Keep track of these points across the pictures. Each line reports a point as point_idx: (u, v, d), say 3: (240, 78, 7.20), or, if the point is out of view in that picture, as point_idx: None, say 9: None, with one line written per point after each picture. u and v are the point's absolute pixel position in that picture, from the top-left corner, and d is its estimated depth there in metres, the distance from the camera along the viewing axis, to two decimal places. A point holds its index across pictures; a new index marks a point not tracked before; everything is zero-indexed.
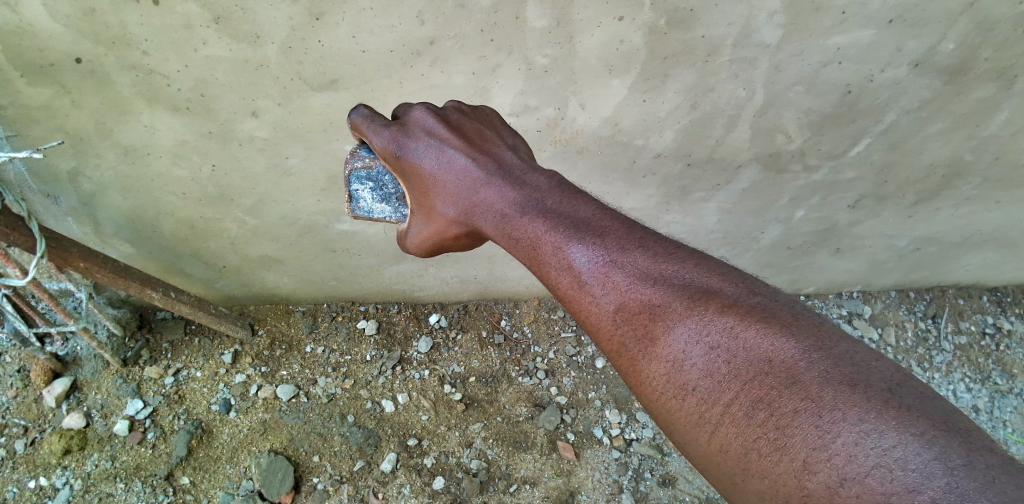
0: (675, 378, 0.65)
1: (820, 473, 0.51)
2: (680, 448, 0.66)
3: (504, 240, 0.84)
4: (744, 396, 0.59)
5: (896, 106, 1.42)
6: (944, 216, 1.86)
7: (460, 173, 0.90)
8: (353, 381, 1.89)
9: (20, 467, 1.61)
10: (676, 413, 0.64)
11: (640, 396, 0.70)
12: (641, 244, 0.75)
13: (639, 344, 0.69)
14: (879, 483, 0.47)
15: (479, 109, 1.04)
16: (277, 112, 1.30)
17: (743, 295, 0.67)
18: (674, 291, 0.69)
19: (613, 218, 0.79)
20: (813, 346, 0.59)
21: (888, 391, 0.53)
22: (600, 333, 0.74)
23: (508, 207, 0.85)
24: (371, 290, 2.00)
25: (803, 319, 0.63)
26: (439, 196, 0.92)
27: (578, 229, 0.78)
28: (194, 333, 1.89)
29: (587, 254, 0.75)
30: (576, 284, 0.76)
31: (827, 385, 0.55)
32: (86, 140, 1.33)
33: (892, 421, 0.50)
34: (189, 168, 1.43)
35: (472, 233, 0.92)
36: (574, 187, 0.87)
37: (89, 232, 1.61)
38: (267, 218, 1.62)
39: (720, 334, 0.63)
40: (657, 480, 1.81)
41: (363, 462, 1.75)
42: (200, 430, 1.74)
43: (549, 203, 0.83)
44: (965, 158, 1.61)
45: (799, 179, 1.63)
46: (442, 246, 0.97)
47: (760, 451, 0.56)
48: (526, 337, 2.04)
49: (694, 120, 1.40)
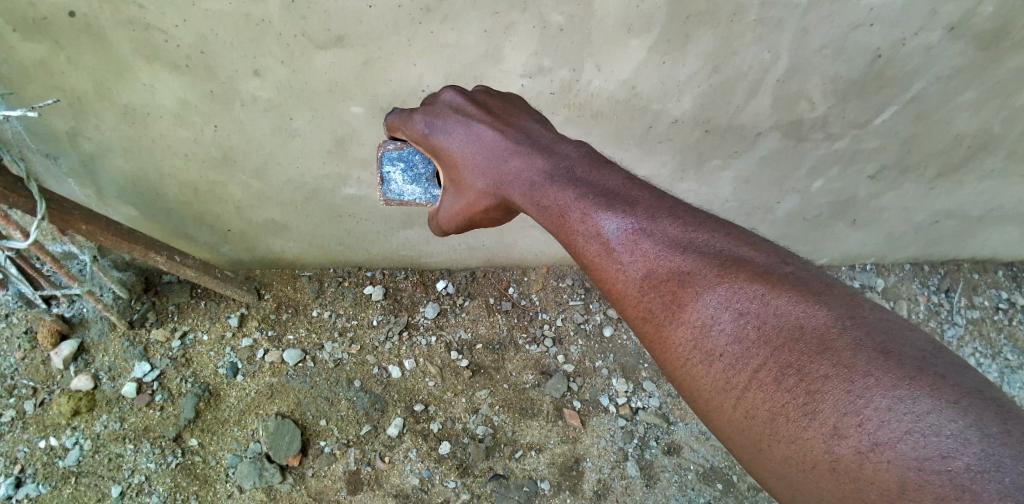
0: (702, 344, 0.63)
1: (850, 439, 0.49)
2: (704, 416, 0.64)
3: (531, 207, 0.82)
4: (773, 363, 0.56)
5: (928, 73, 1.34)
6: (968, 190, 1.79)
7: (487, 144, 0.87)
8: (360, 346, 1.89)
9: (30, 428, 1.62)
10: (701, 380, 0.62)
11: (663, 363, 0.68)
12: (670, 210, 0.72)
13: (665, 310, 0.67)
14: (911, 448, 0.46)
15: (507, 95, 1.04)
16: (281, 72, 1.24)
17: (776, 262, 0.64)
18: (702, 257, 0.66)
19: (641, 185, 0.77)
20: (848, 314, 0.56)
21: (924, 359, 0.51)
22: (625, 301, 0.72)
23: (536, 174, 0.82)
24: (378, 256, 1.97)
25: (835, 286, 0.61)
26: (467, 168, 0.89)
27: (606, 195, 0.76)
28: (201, 297, 1.88)
29: (613, 220, 0.73)
30: (602, 249, 0.73)
31: (861, 351, 0.52)
32: (83, 100, 1.28)
33: (927, 387, 0.49)
34: (190, 129, 1.38)
35: (500, 206, 0.89)
36: (603, 158, 0.85)
37: (91, 194, 1.58)
38: (272, 182, 1.58)
39: (750, 300, 0.60)
40: (662, 449, 1.81)
41: (370, 427, 1.76)
42: (208, 392, 1.74)
43: (576, 172, 0.81)
44: (994, 129, 1.54)
45: (821, 147, 1.57)
46: (471, 223, 0.94)
47: (789, 418, 0.54)
48: (534, 304, 2.02)
49: (715, 85, 1.34)
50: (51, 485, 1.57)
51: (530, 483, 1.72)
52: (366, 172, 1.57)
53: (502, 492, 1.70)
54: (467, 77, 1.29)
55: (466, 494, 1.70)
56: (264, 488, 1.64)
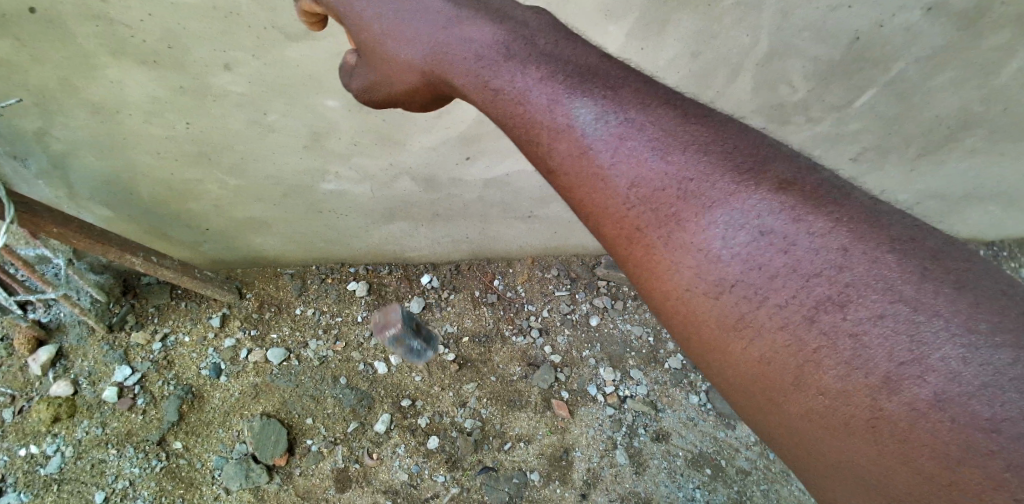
0: (711, 270, 0.58)
1: (904, 392, 0.46)
2: (698, 352, 0.60)
3: (497, 108, 0.74)
4: (809, 297, 0.52)
5: (905, 54, 1.34)
6: (948, 169, 1.80)
7: (438, 21, 0.78)
8: (345, 343, 1.87)
9: (9, 436, 1.59)
10: (708, 308, 0.57)
11: (647, 283, 0.63)
12: (663, 110, 0.67)
13: (661, 226, 0.62)
14: (987, 408, 0.43)
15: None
16: (254, 65, 1.22)
17: (796, 173, 0.60)
18: (710, 168, 0.61)
19: (626, 80, 0.72)
20: (901, 240, 0.53)
21: (1003, 297, 0.48)
22: (605, 215, 0.65)
23: (489, 53, 0.76)
24: (361, 251, 1.96)
25: (880, 206, 0.57)
26: (394, 37, 0.80)
27: (588, 92, 0.70)
28: (181, 298, 1.86)
29: (603, 125, 0.66)
30: (581, 152, 0.67)
31: (926, 286, 0.49)
32: (50, 98, 1.25)
33: (1009, 334, 0.45)
34: (163, 126, 1.36)
35: (428, 85, 0.82)
36: (568, 32, 0.81)
37: (64, 195, 1.55)
38: (250, 178, 1.56)
39: (772, 219, 0.56)
40: (651, 436, 1.81)
41: (357, 423, 1.75)
42: (191, 394, 1.72)
43: (542, 47, 0.76)
44: (972, 109, 1.55)
45: (802, 130, 1.57)
46: (390, 98, 0.87)
47: (821, 360, 0.50)
48: (520, 296, 2.02)
49: (694, 70, 1.33)
50: (32, 493, 1.54)
51: (519, 474, 1.72)
52: (345, 166, 1.55)
53: (492, 485, 1.70)
54: None
55: (456, 488, 1.69)
56: (252, 488, 1.62)
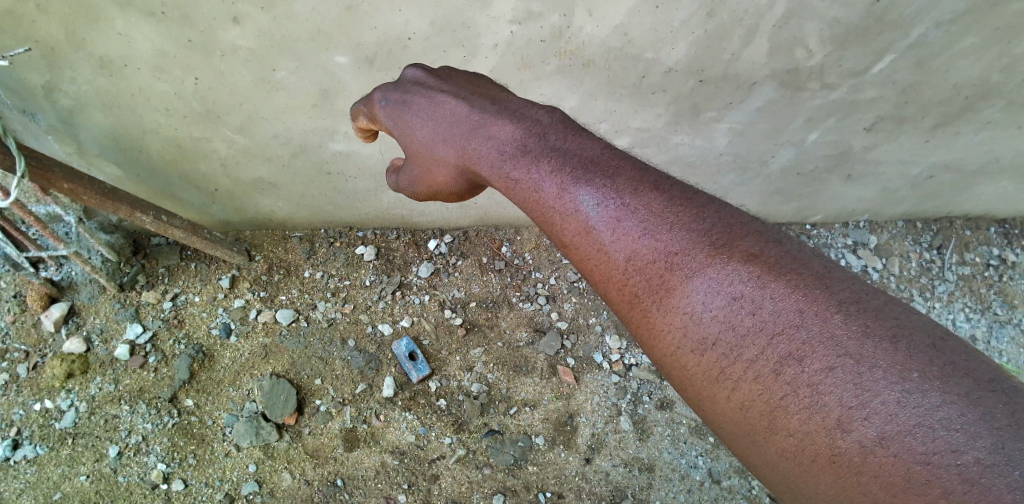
0: (693, 331, 0.65)
1: (854, 432, 0.51)
2: (695, 403, 0.67)
3: (507, 185, 0.85)
4: (771, 353, 0.59)
5: (927, 18, 1.30)
6: (964, 142, 1.76)
7: (454, 115, 0.92)
8: (353, 306, 1.89)
9: (24, 391, 1.62)
10: (694, 367, 0.65)
11: (652, 348, 0.71)
12: (655, 187, 0.75)
13: (653, 294, 0.70)
14: (920, 443, 0.48)
15: (472, 73, 1.11)
16: (261, 18, 1.19)
17: (769, 244, 0.66)
18: (689, 239, 0.69)
19: (624, 160, 0.80)
20: (849, 300, 0.58)
21: (932, 347, 0.53)
22: (610, 283, 0.75)
23: (507, 146, 0.86)
24: (369, 216, 1.96)
25: (836, 270, 0.63)
26: (424, 136, 0.94)
27: (589, 173, 0.79)
28: (191, 259, 1.86)
29: (597, 200, 0.76)
30: (585, 229, 0.76)
31: (868, 341, 0.54)
32: (57, 51, 1.24)
33: (936, 381, 0.51)
34: (171, 82, 1.34)
35: (460, 178, 0.95)
36: (576, 125, 0.88)
37: (73, 152, 1.56)
38: (258, 137, 1.55)
39: (742, 285, 0.63)
40: (655, 404, 1.83)
41: (365, 385, 1.77)
42: (201, 354, 1.74)
43: (552, 141, 0.85)
44: (993, 78, 1.50)
45: (818, 97, 1.54)
46: (432, 190, 0.99)
47: (788, 408, 0.56)
48: (527, 263, 2.01)
49: (710, 31, 1.30)
50: (48, 446, 1.58)
51: (524, 438, 1.75)
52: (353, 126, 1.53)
53: (497, 447, 1.73)
54: (454, 23, 1.26)
55: (461, 449, 1.72)
56: (261, 446, 1.65)
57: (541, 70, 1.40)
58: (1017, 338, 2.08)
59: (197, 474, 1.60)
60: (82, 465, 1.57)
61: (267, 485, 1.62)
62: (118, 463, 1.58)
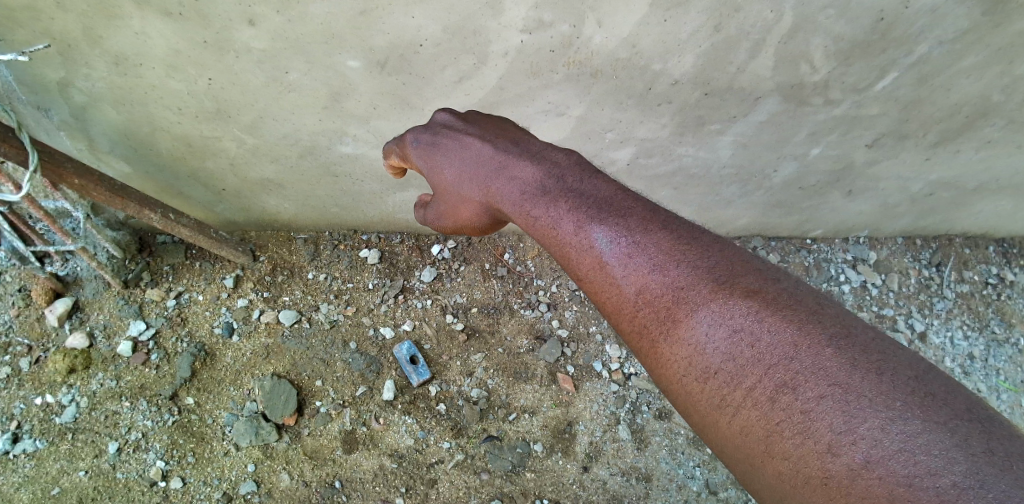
0: (697, 361, 0.69)
1: (843, 456, 0.53)
2: (700, 428, 0.70)
3: (523, 220, 0.90)
4: (767, 382, 0.62)
5: (929, 37, 1.32)
6: (964, 159, 1.78)
7: (477, 155, 0.97)
8: (356, 308, 1.89)
9: (25, 385, 1.63)
10: (698, 395, 0.68)
11: (659, 377, 0.75)
12: (663, 226, 0.79)
13: (661, 326, 0.74)
14: (902, 466, 0.50)
15: (496, 115, 1.15)
16: (277, 20, 1.21)
17: (768, 282, 0.70)
18: (694, 275, 0.73)
19: (635, 200, 0.84)
20: (840, 334, 0.61)
21: (915, 379, 0.56)
22: (622, 314, 0.79)
23: (527, 186, 0.91)
24: (374, 219, 1.97)
25: (829, 307, 0.67)
26: (449, 174, 0.99)
27: (602, 211, 0.83)
28: (195, 257, 1.87)
29: (608, 236, 0.80)
30: (598, 264, 0.80)
31: (856, 372, 0.57)
32: (74, 47, 1.25)
33: (917, 410, 0.53)
34: (184, 80, 1.36)
35: (485, 216, 1.00)
36: (592, 167, 0.93)
37: (83, 147, 1.57)
38: (267, 137, 1.57)
39: (742, 318, 0.66)
40: (654, 413, 1.84)
41: (366, 388, 1.77)
42: (203, 352, 1.75)
43: (568, 181, 0.89)
44: (994, 97, 1.52)
45: (820, 112, 1.56)
46: (458, 224, 1.03)
47: (783, 434, 0.59)
48: (529, 270, 2.00)
49: (716, 44, 1.32)
50: (48, 441, 1.58)
51: (523, 444, 1.75)
52: (362, 129, 1.55)
53: (496, 453, 1.73)
54: (465, 29, 1.27)
55: (460, 454, 1.72)
56: (261, 446, 1.66)
57: (549, 78, 1.42)
58: (1014, 356, 2.10)
59: (196, 473, 1.61)
60: (81, 460, 1.57)
61: (265, 485, 1.62)
62: (117, 459, 1.59)
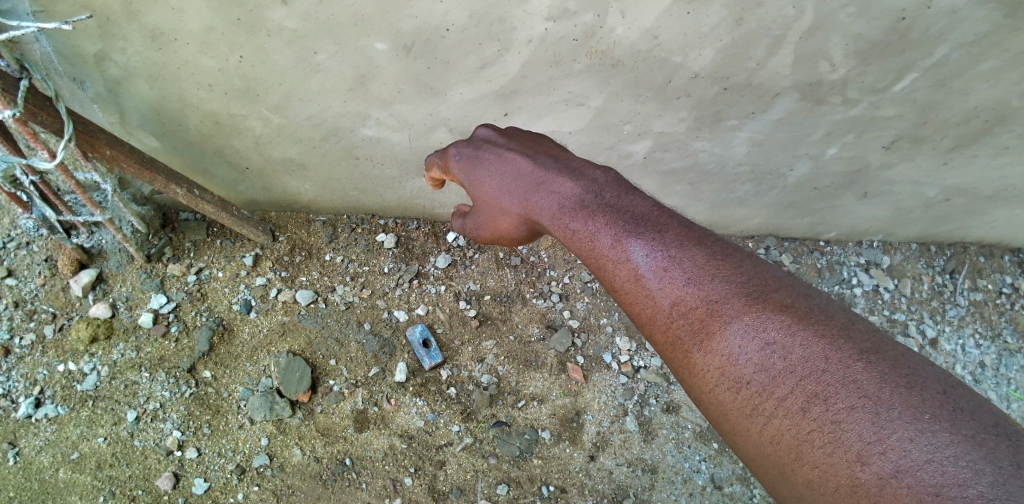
0: (730, 371, 0.71)
1: (873, 465, 0.55)
2: (731, 436, 0.73)
3: (562, 232, 0.93)
4: (799, 393, 0.64)
5: (948, 39, 1.33)
6: (980, 165, 1.77)
7: (517, 169, 1.00)
8: (371, 291, 1.93)
9: (49, 352, 1.67)
10: (731, 403, 0.71)
11: (693, 386, 0.77)
12: (699, 241, 0.82)
13: (695, 337, 0.76)
14: (930, 476, 0.52)
15: (533, 132, 1.20)
16: (307, 1, 1.23)
17: (800, 298, 0.73)
18: (730, 289, 0.75)
19: (670, 216, 0.87)
20: (870, 349, 0.64)
21: (943, 394, 0.58)
22: (657, 324, 0.82)
23: (565, 200, 0.94)
24: (391, 204, 2.00)
25: (859, 322, 0.69)
26: (489, 187, 1.02)
27: (638, 226, 0.86)
28: (217, 236, 1.91)
29: (644, 250, 0.83)
30: (634, 276, 0.83)
31: (885, 385, 0.59)
32: (112, 22, 1.27)
33: (945, 423, 0.55)
34: (216, 58, 1.39)
35: (522, 227, 1.03)
36: (628, 183, 0.96)
37: (115, 121, 1.61)
38: (293, 118, 1.60)
39: (776, 332, 0.69)
40: (662, 407, 1.85)
41: (378, 369, 1.80)
42: (221, 327, 1.79)
43: (606, 197, 0.92)
44: (1013, 102, 1.52)
45: (837, 112, 1.57)
46: (493, 234, 1.08)
47: (813, 443, 0.61)
48: (543, 261, 2.02)
49: (736, 39, 1.33)
50: (69, 407, 1.62)
51: (531, 431, 1.77)
52: (385, 113, 1.59)
53: (504, 438, 1.76)
54: (491, 16, 1.29)
55: (469, 438, 1.74)
56: (274, 420, 1.69)
57: (570, 68, 1.44)
58: None
59: (211, 444, 1.64)
60: (101, 427, 1.61)
61: (278, 459, 1.65)
62: (135, 427, 1.63)
